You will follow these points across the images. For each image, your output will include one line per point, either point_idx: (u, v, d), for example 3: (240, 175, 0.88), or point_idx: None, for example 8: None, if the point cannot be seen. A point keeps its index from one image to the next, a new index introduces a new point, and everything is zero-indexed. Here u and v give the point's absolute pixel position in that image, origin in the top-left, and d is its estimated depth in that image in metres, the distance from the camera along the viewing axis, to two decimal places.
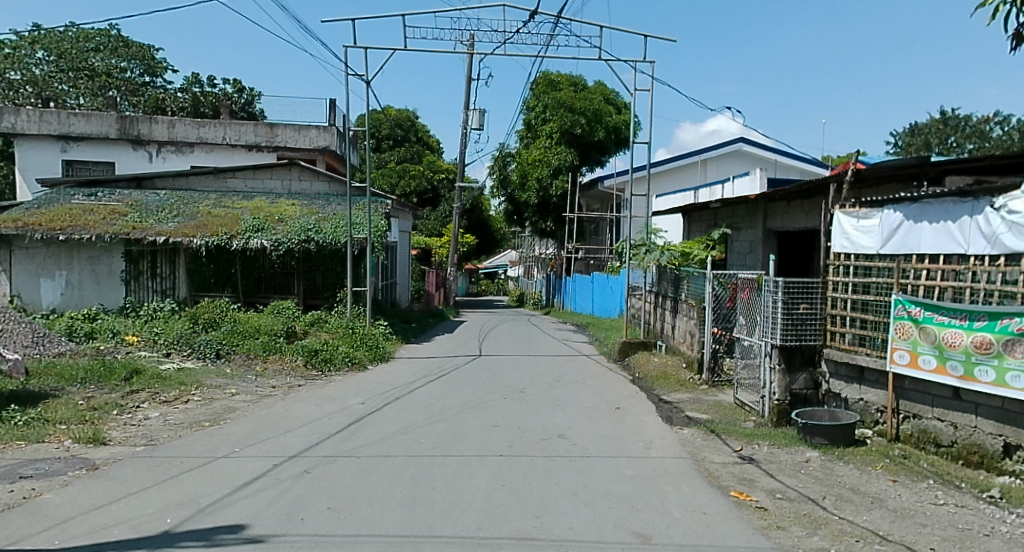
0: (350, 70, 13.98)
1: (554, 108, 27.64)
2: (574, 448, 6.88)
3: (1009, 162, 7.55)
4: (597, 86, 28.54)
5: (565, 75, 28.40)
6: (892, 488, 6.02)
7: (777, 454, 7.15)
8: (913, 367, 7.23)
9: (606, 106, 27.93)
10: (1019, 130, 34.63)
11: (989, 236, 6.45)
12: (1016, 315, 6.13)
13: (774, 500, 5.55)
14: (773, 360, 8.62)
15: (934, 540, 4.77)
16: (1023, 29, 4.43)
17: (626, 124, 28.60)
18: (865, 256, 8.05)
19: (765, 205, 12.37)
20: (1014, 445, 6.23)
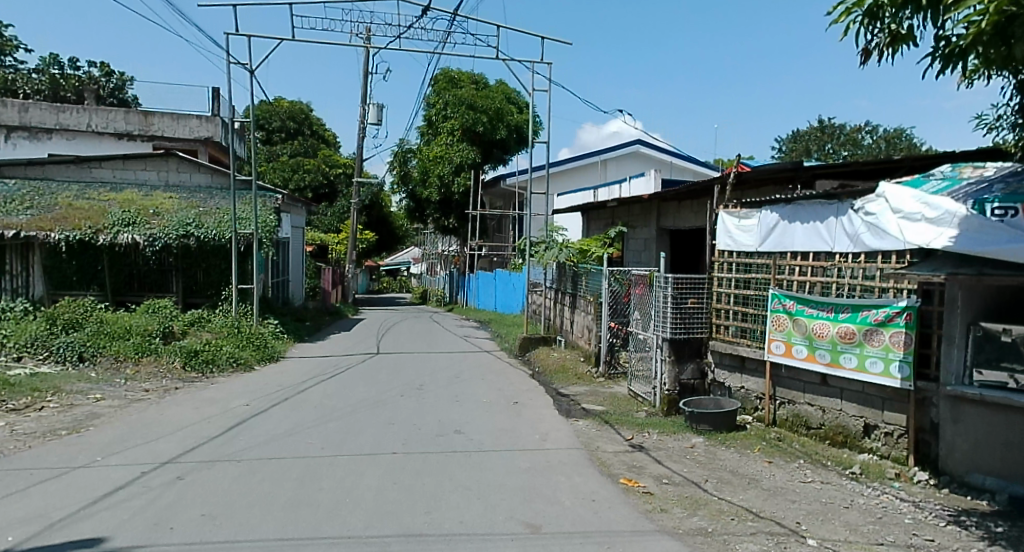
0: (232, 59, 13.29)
1: (455, 105, 27.63)
2: (469, 443, 6.94)
3: (872, 168, 8.25)
4: (498, 85, 28.76)
5: (466, 73, 28.46)
6: (767, 469, 6.48)
7: (665, 441, 7.52)
8: (788, 356, 7.79)
9: (507, 104, 28.19)
10: (886, 139, 37.84)
11: (851, 236, 7.08)
12: (874, 307, 6.77)
13: (661, 485, 5.83)
14: (664, 352, 9.05)
15: (799, 514, 5.18)
16: (870, 45, 4.95)
17: (527, 123, 28.96)
18: (745, 253, 8.61)
19: (658, 204, 12.91)
20: (873, 425, 6.85)
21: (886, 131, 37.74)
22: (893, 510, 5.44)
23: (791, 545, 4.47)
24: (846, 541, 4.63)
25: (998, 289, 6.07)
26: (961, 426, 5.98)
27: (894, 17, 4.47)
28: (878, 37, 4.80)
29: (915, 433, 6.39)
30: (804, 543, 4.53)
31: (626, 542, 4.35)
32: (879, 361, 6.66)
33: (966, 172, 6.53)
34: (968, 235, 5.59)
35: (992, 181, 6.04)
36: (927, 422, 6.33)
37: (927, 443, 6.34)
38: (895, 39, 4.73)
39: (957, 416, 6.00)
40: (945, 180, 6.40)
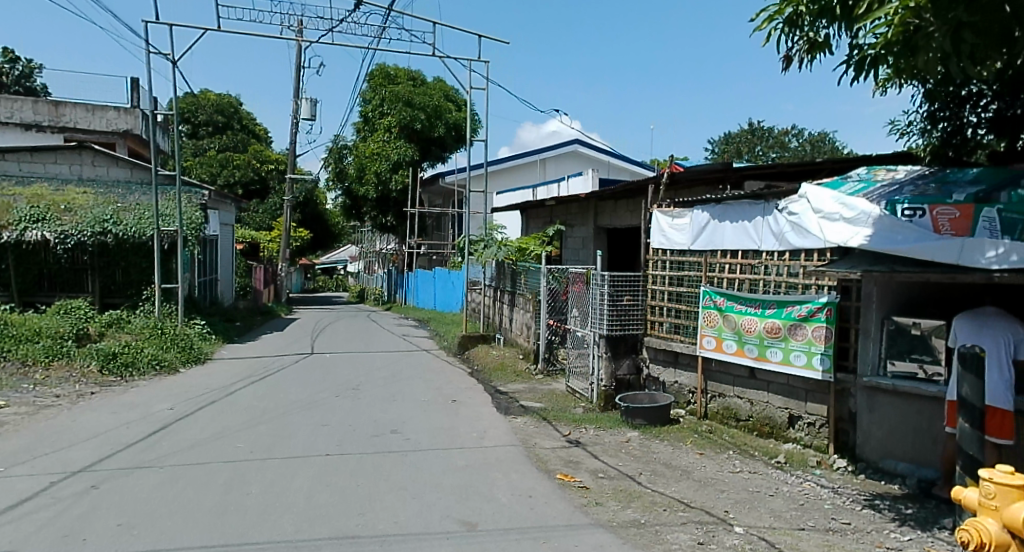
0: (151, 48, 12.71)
1: (392, 101, 27.32)
2: (406, 442, 6.88)
3: (797, 169, 8.59)
4: (435, 82, 28.58)
5: (402, 69, 28.18)
6: (699, 461, 6.68)
7: (602, 436, 7.64)
8: (718, 351, 8.05)
9: (445, 102, 28.04)
10: (811, 143, 39.55)
11: (777, 235, 7.36)
12: (798, 303, 7.05)
13: (596, 479, 5.93)
14: (601, 348, 9.19)
15: (727, 503, 5.37)
16: (793, 54, 5.20)
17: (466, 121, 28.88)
18: (678, 251, 8.84)
19: (595, 204, 13.10)
20: (797, 416, 7.15)
21: (811, 135, 39.46)
22: (814, 496, 5.69)
23: (719, 533, 4.62)
24: (770, 528, 4.82)
25: (909, 285, 6.44)
26: (876, 414, 6.31)
27: (811, 26, 4.69)
28: (797, 44, 5.02)
29: (834, 423, 6.71)
30: (732, 530, 4.69)
31: (561, 537, 4.40)
32: (802, 355, 6.95)
33: (880, 174, 6.90)
34: (881, 234, 5.87)
35: (903, 183, 6.41)
36: (846, 412, 6.66)
37: (845, 432, 6.66)
38: (813, 47, 4.96)
39: (872, 406, 6.34)
40: (862, 182, 6.75)
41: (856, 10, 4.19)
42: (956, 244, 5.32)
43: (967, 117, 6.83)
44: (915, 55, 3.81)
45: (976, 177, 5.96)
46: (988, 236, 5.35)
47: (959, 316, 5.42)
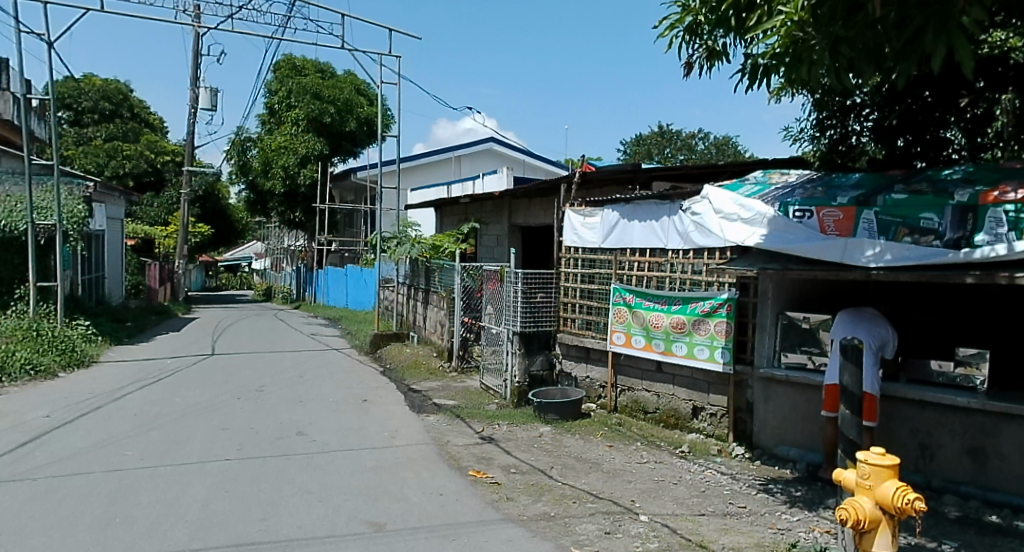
0: (23, 27, 11.74)
1: (299, 93, 26.47)
2: (313, 444, 6.69)
3: (702, 170, 8.87)
4: (346, 75, 27.94)
5: (310, 61, 27.37)
6: (608, 453, 6.85)
7: (514, 432, 7.69)
8: (628, 346, 8.27)
9: (356, 96, 27.46)
10: (715, 146, 41.42)
11: (682, 234, 7.65)
12: (701, 299, 7.36)
13: (508, 474, 5.95)
14: (515, 345, 9.27)
15: (634, 493, 5.54)
16: (692, 60, 5.43)
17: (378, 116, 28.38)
18: (589, 249, 9.04)
19: (510, 202, 13.16)
20: (700, 407, 7.46)
21: (716, 139, 41.35)
22: (715, 483, 5.96)
23: (625, 522, 4.75)
24: (673, 515, 5.00)
25: (801, 282, 6.86)
26: (772, 404, 6.68)
27: (709, 35, 4.90)
28: (697, 51, 5.24)
29: (734, 413, 7.04)
30: (637, 519, 4.83)
31: (470, 533, 4.40)
32: (706, 348, 7.26)
33: (775, 177, 7.27)
34: (775, 233, 6.25)
35: (794, 186, 6.81)
36: (744, 402, 7.01)
37: (744, 421, 7.01)
38: (712, 55, 5.19)
39: (768, 396, 6.70)
40: (758, 185, 7.12)
41: (750, 21, 4.43)
42: (839, 243, 5.76)
43: (852, 126, 7.54)
44: (799, 66, 4.06)
45: (857, 182, 6.43)
46: (868, 236, 5.76)
47: (838, 312, 5.84)
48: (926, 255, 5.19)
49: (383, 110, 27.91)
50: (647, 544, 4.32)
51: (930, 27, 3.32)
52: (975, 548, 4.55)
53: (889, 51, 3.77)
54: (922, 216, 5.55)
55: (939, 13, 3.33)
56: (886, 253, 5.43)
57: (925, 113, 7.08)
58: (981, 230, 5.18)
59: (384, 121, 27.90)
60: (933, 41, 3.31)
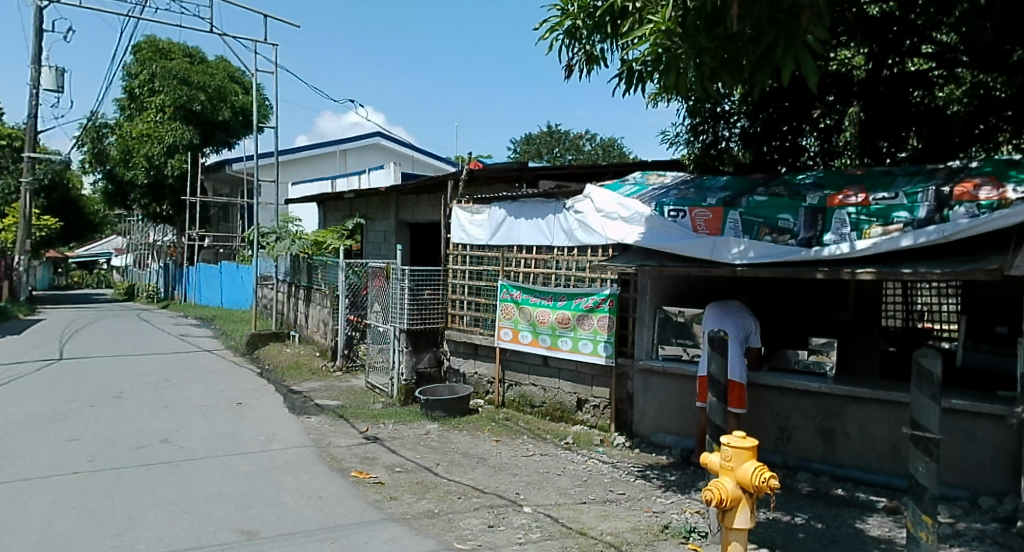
0: None
1: (164, 78, 24.80)
2: (180, 452, 6.29)
3: (586, 170, 9.12)
4: (218, 61, 26.42)
5: (177, 44, 25.75)
6: (494, 448, 6.92)
7: (400, 430, 7.58)
8: (515, 341, 8.39)
9: (230, 83, 26.02)
10: (602, 147, 42.89)
11: (567, 232, 7.84)
12: (586, 295, 7.60)
13: (393, 473, 5.87)
14: (401, 342, 9.16)
15: (518, 485, 5.64)
16: (573, 63, 5.60)
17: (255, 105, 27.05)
18: (477, 246, 9.08)
19: (396, 198, 12.94)
20: (584, 400, 7.71)
21: (602, 141, 42.72)
22: (596, 472, 6.18)
23: (508, 515, 4.82)
24: (556, 505, 5.14)
25: (675, 279, 7.25)
26: (650, 394, 7.01)
27: (587, 40, 5.07)
28: (577, 55, 5.39)
29: (615, 404, 7.33)
30: (520, 510, 4.93)
31: (350, 535, 4.31)
32: (590, 342, 7.51)
33: (653, 178, 7.62)
34: (652, 232, 6.57)
35: (669, 188, 7.17)
36: (625, 393, 7.32)
37: (624, 411, 7.32)
38: (590, 59, 5.36)
39: (646, 386, 7.03)
40: (636, 185, 7.45)
41: (623, 28, 4.64)
42: (708, 242, 6.13)
43: (722, 132, 8.07)
44: (670, 73, 4.32)
45: (725, 185, 6.87)
46: (734, 236, 6.16)
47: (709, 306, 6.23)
48: (784, 253, 5.65)
49: (259, 100, 26.60)
50: (530, 535, 4.41)
51: (781, 42, 3.69)
52: (822, 518, 5.02)
53: (745, 63, 4.10)
54: (780, 217, 6.03)
55: (787, 31, 3.72)
56: (749, 251, 5.84)
57: (785, 123, 7.85)
58: (828, 230, 5.70)
59: (261, 111, 26.67)
60: (783, 57, 3.68)
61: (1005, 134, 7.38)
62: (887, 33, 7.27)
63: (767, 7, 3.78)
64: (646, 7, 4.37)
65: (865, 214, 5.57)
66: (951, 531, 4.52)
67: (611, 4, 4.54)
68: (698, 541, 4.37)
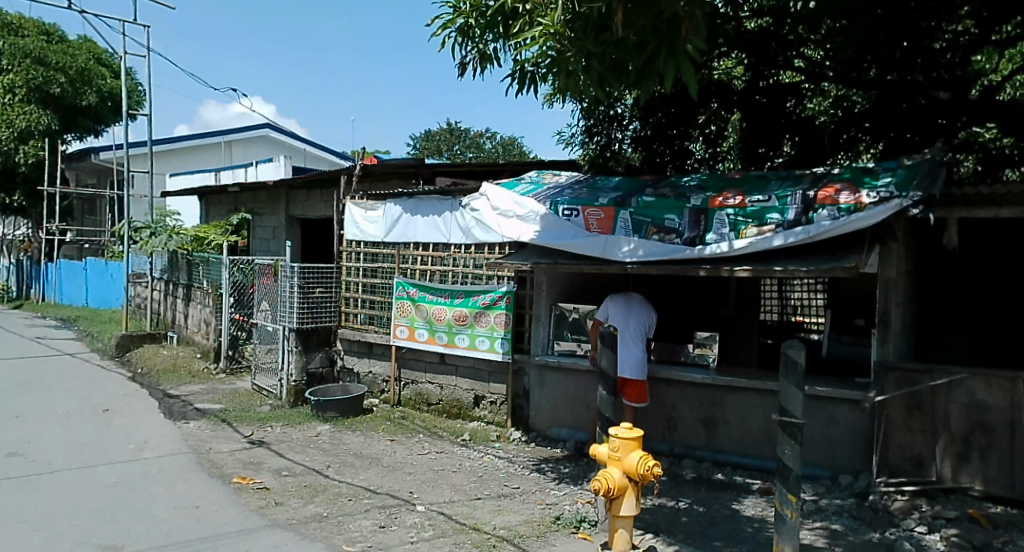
0: None
1: (12, 56, 22.27)
2: (33, 465, 5.76)
3: (482, 167, 9.13)
4: (81, 41, 24.35)
5: (30, 20, 23.44)
6: (388, 447, 6.82)
7: (288, 433, 7.31)
8: (411, 339, 8.31)
9: (93, 65, 23.97)
10: (502, 146, 43.22)
11: (464, 229, 7.84)
12: (483, 292, 7.64)
13: (280, 477, 5.66)
14: (291, 342, 8.83)
15: (412, 484, 5.60)
16: (466, 61, 5.64)
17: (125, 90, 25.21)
18: (372, 243, 8.92)
19: (286, 192, 12.45)
20: (482, 396, 7.76)
21: (502, 139, 43.03)
22: (491, 467, 6.24)
23: (400, 514, 4.77)
24: (450, 502, 5.14)
25: (570, 276, 7.46)
26: (545, 388, 7.16)
27: (479, 38, 5.12)
28: (470, 53, 5.42)
29: (512, 399, 7.43)
30: (413, 509, 4.89)
31: (229, 544, 4.12)
32: (487, 339, 7.55)
33: (548, 177, 7.76)
34: (547, 230, 6.72)
35: (564, 187, 7.34)
36: (521, 389, 7.43)
37: (521, 406, 7.43)
38: (484, 59, 5.40)
39: (542, 382, 7.17)
40: (532, 184, 7.56)
41: (515, 28, 4.72)
42: (601, 240, 6.36)
43: (616, 135, 8.35)
44: (561, 74, 4.44)
45: (616, 186, 7.12)
46: (624, 234, 6.40)
47: (607, 302, 6.34)
48: (669, 251, 5.94)
49: (130, 85, 24.79)
50: (422, 533, 4.39)
51: (663, 50, 3.86)
52: (703, 502, 5.32)
53: (631, 69, 4.26)
54: (666, 217, 6.30)
55: (668, 39, 3.89)
56: (639, 249, 6.11)
57: (674, 127, 8.25)
58: (710, 229, 6.02)
59: (132, 96, 24.92)
60: (665, 64, 3.84)
61: (863, 143, 8.14)
62: (766, 46, 7.84)
63: (649, 16, 3.96)
64: (537, 10, 4.47)
65: (742, 216, 5.93)
66: (815, 508, 4.93)
67: (502, 4, 4.60)
68: (588, 530, 4.53)
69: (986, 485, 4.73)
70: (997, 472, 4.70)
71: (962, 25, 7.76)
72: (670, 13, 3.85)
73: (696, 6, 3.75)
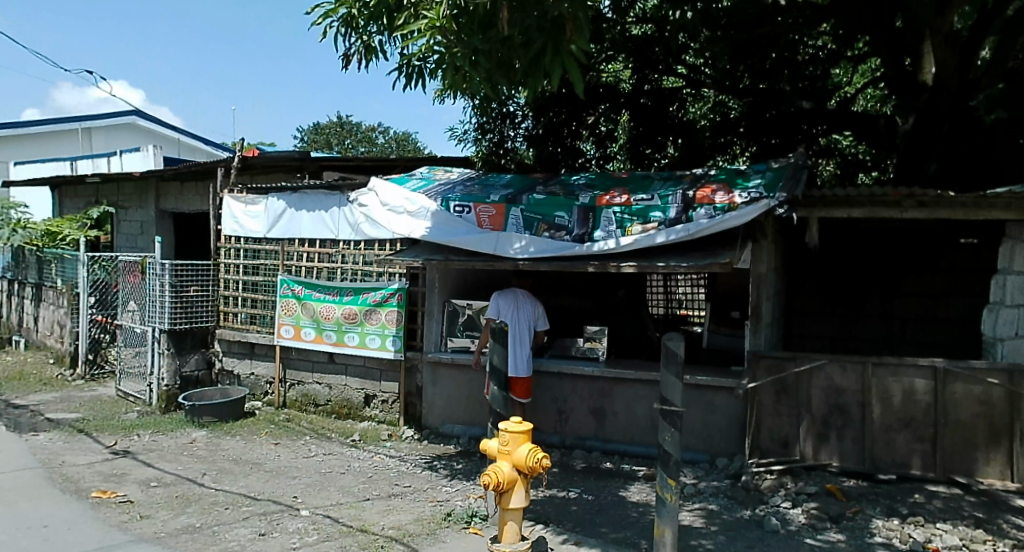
0: None
1: None
2: None
3: (372, 162, 8.93)
4: None
5: None
6: (271, 451, 6.55)
7: (158, 441, 6.84)
8: (297, 339, 8.01)
9: None
10: (395, 141, 42.78)
11: (353, 225, 7.64)
12: (373, 290, 7.49)
13: (146, 489, 5.29)
14: (161, 344, 8.28)
15: (297, 488, 5.40)
16: (351, 53, 5.57)
17: None
18: (253, 239, 8.51)
19: (155, 184, 11.62)
20: (372, 395, 7.60)
21: (395, 134, 42.35)
22: (382, 467, 6.14)
23: (283, 520, 4.59)
24: (337, 504, 5.00)
25: (462, 273, 7.44)
26: (438, 386, 7.12)
27: (364, 29, 5.06)
28: (354, 45, 5.34)
29: (404, 398, 7.33)
30: (296, 514, 4.72)
31: None
32: (377, 337, 7.41)
33: (440, 174, 7.72)
34: (438, 227, 6.68)
35: (456, 183, 7.33)
36: (413, 387, 7.34)
37: (414, 405, 7.34)
38: (368, 51, 5.33)
39: (435, 379, 7.13)
40: (423, 180, 7.49)
41: (398, 20, 4.68)
42: (493, 237, 6.39)
43: (508, 132, 8.43)
44: (449, 71, 4.42)
45: (508, 183, 7.19)
46: (516, 231, 6.46)
47: (499, 297, 6.30)
48: (560, 248, 6.08)
49: None
50: (305, 538, 4.25)
51: (549, 49, 3.93)
52: (592, 491, 5.49)
53: (516, 67, 4.31)
54: (557, 214, 6.41)
55: (552, 38, 3.98)
56: (530, 246, 6.22)
57: (564, 126, 8.43)
58: (598, 227, 6.19)
59: None
60: (551, 62, 3.91)
61: (739, 146, 8.70)
62: (650, 51, 8.19)
63: (533, 16, 4.04)
64: (421, 3, 4.46)
65: (628, 214, 6.13)
66: (694, 490, 5.20)
67: None
68: (479, 525, 4.55)
69: (841, 462, 5.17)
70: (851, 449, 5.15)
71: (821, 41, 8.47)
72: (554, 13, 3.94)
73: (579, 8, 3.86)
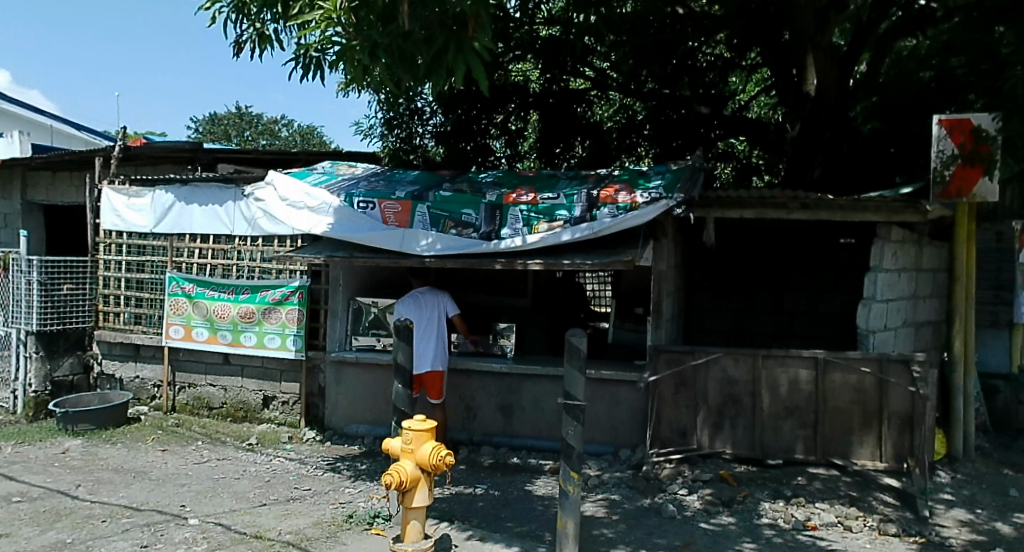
0: None
1: None
2: None
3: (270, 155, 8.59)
4: None
5: None
6: (157, 459, 6.17)
7: (26, 452, 6.30)
8: (187, 339, 7.59)
9: None
10: (299, 134, 41.45)
11: (250, 220, 7.34)
12: (271, 287, 7.23)
13: (9, 505, 4.86)
14: (29, 347, 7.71)
15: (184, 497, 5.11)
16: (243, 41, 5.30)
17: None
18: (138, 234, 7.99)
19: (21, 174, 10.65)
20: (271, 397, 7.33)
21: (300, 128, 40.96)
22: (280, 471, 5.92)
23: (167, 531, 4.34)
24: (229, 511, 4.78)
25: (367, 270, 7.30)
26: (341, 385, 6.94)
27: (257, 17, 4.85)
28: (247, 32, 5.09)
29: (305, 399, 7.13)
30: (184, 524, 4.47)
31: None
32: (276, 337, 7.16)
33: (343, 168, 7.53)
34: (341, 223, 6.50)
35: (359, 179, 7.16)
36: (316, 387, 7.14)
37: (316, 405, 7.15)
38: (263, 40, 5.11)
39: (339, 378, 6.93)
40: (326, 175, 7.28)
41: (294, 10, 4.49)
42: (398, 234, 6.31)
43: (416, 129, 8.60)
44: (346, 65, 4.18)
45: (415, 179, 7.12)
46: (422, 228, 6.40)
47: (399, 304, 6.25)
48: (467, 245, 6.07)
49: None
50: (193, 548, 4.04)
51: (452, 46, 3.93)
52: (498, 486, 5.52)
53: (418, 64, 4.24)
54: (464, 212, 6.41)
55: (455, 37, 4.00)
56: (437, 243, 6.18)
57: (472, 124, 8.44)
58: (505, 225, 6.23)
59: None
60: (454, 59, 3.89)
61: (643, 148, 8.91)
62: (560, 58, 8.28)
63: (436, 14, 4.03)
64: None
65: (535, 212, 6.19)
66: (597, 482, 5.34)
67: None
68: (381, 525, 4.48)
69: (734, 449, 5.44)
70: (744, 436, 5.43)
71: (718, 49, 8.88)
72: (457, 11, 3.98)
73: (481, 7, 3.92)
